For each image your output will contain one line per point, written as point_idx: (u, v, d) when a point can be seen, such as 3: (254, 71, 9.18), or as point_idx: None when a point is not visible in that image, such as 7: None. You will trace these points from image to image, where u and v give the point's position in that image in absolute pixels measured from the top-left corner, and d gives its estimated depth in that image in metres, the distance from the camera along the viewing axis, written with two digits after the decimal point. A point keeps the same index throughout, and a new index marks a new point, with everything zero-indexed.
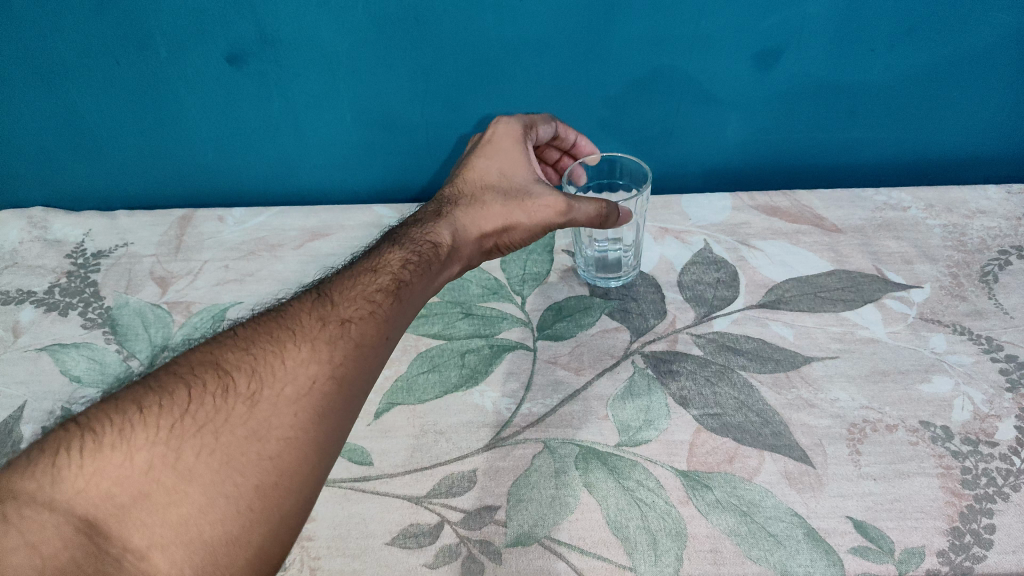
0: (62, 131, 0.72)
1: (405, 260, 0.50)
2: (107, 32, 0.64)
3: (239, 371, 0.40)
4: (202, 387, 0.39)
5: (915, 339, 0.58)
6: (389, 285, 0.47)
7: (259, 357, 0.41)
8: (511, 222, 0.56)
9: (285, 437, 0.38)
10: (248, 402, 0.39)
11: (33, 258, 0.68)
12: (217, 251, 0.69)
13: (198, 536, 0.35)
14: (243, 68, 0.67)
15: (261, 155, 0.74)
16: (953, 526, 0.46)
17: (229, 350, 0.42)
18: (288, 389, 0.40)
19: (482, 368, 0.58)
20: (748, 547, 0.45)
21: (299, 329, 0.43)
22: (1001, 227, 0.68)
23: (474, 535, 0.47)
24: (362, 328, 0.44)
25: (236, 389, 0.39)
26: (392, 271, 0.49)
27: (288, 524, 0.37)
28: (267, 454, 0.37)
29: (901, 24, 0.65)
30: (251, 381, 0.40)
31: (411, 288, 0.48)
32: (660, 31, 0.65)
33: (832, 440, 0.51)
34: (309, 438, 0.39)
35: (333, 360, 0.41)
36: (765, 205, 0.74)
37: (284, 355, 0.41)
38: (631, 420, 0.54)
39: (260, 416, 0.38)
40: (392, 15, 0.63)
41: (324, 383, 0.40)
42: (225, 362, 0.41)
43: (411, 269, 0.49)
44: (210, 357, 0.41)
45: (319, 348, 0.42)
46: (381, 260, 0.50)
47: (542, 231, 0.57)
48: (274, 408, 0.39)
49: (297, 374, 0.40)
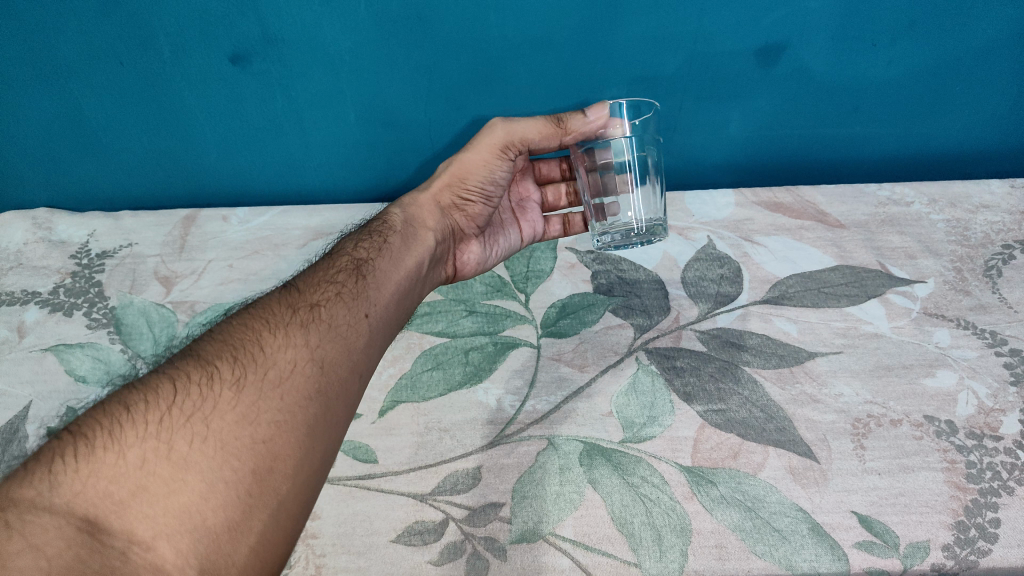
0: (67, 133, 0.72)
1: (359, 241, 0.57)
2: (112, 33, 0.65)
3: (221, 360, 0.42)
4: (187, 378, 0.40)
5: (918, 334, 0.58)
6: (351, 267, 0.53)
7: (238, 346, 0.43)
8: (455, 167, 0.63)
9: (275, 420, 0.40)
10: (234, 387, 0.40)
11: (38, 258, 0.69)
12: (220, 250, 0.69)
13: (202, 523, 0.35)
14: (247, 68, 0.67)
15: (264, 155, 0.74)
16: (958, 520, 0.46)
17: (207, 345, 0.43)
18: (271, 372, 0.42)
19: (485, 366, 0.58)
20: (753, 542, 0.45)
21: (272, 318, 0.45)
22: (1004, 221, 0.68)
23: (479, 532, 0.47)
24: (330, 309, 0.47)
25: (220, 375, 0.41)
26: (350, 251, 0.55)
27: (286, 508, 0.38)
28: (259, 437, 0.39)
29: (901, 19, 0.65)
30: (235, 367, 0.41)
31: (371, 264, 0.54)
32: (661, 29, 0.65)
33: (837, 435, 0.51)
34: (298, 417, 0.40)
35: (309, 343, 0.44)
36: (768, 201, 0.74)
37: (262, 342, 0.43)
38: (636, 416, 0.54)
39: (247, 400, 0.40)
40: (395, 14, 0.64)
41: (304, 366, 0.43)
42: (205, 355, 0.42)
43: (364, 246, 0.56)
44: (188, 352, 0.43)
45: (294, 333, 0.44)
46: (340, 247, 0.56)
47: (489, 157, 0.62)
48: (259, 391, 0.40)
49: (277, 359, 0.42)
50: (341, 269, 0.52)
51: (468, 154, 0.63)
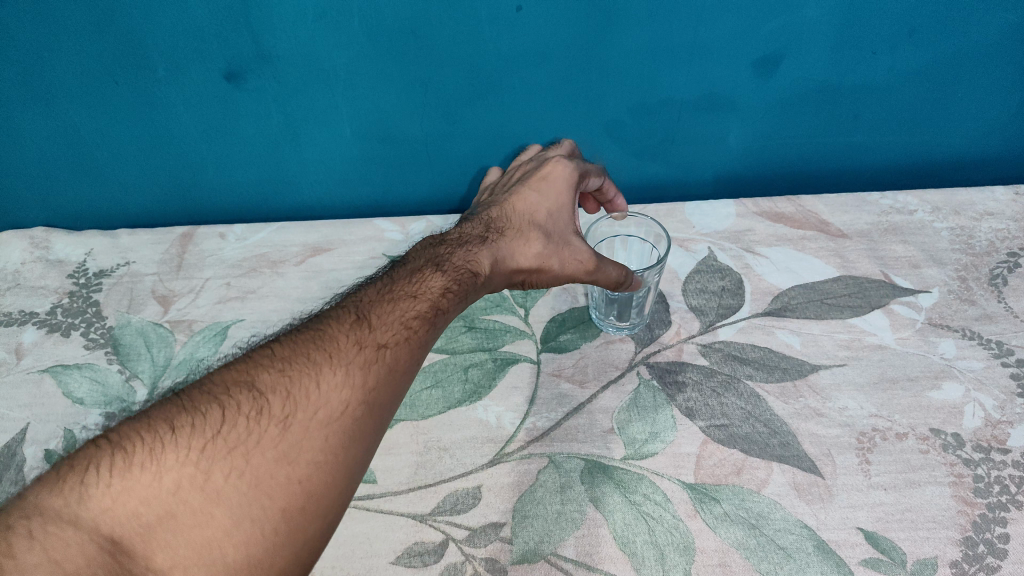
0: (65, 153, 0.72)
1: (444, 288, 0.48)
2: (107, 56, 0.64)
3: (274, 393, 0.39)
4: (236, 409, 0.38)
5: (924, 346, 0.58)
6: (427, 312, 0.46)
7: (294, 378, 0.40)
8: (544, 267, 0.55)
9: (315, 461, 0.37)
10: (281, 424, 0.38)
11: (35, 279, 0.68)
12: (218, 268, 0.69)
13: (222, 559, 0.34)
14: (242, 85, 0.66)
15: (259, 171, 0.74)
16: (966, 536, 0.45)
17: (266, 370, 0.40)
18: (321, 412, 0.39)
19: (485, 383, 0.58)
20: (757, 561, 0.45)
21: (336, 351, 0.41)
22: (1010, 228, 0.68)
23: (480, 553, 0.46)
24: (397, 352, 0.43)
25: (270, 411, 0.38)
26: (431, 298, 0.47)
27: (311, 547, 0.36)
28: (296, 478, 0.36)
29: (901, 28, 0.63)
30: (287, 403, 0.39)
31: (446, 319, 0.47)
32: (657, 40, 0.63)
33: (842, 450, 0.51)
34: (341, 459, 0.38)
35: (366, 384, 0.40)
36: (769, 211, 0.73)
37: (320, 377, 0.40)
38: (638, 433, 0.53)
39: (292, 440, 0.37)
40: (389, 30, 0.62)
41: (356, 408, 0.39)
42: (261, 383, 0.40)
43: (450, 297, 0.48)
44: (245, 377, 0.40)
45: (353, 370, 0.41)
46: (420, 285, 0.48)
47: (569, 281, 0.56)
48: (307, 432, 0.38)
49: (330, 398, 0.39)
50: (415, 311, 0.46)
51: (559, 268, 0.55)
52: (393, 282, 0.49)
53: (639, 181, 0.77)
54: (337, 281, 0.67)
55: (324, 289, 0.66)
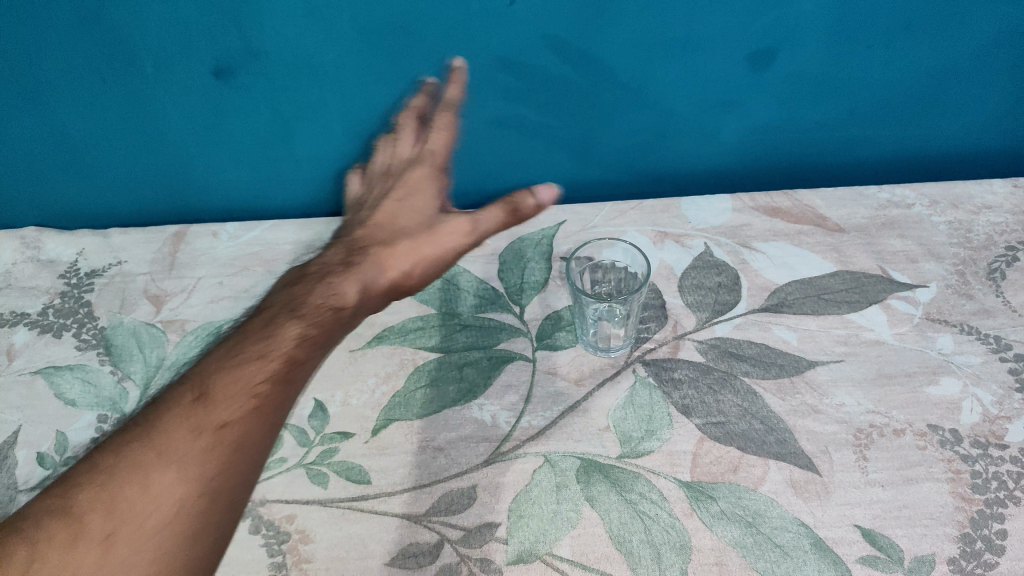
0: (53, 152, 0.71)
1: (273, 372, 0.56)
2: (91, 53, 0.63)
3: (93, 513, 0.45)
4: (51, 538, 0.44)
5: (921, 341, 0.57)
6: (275, 379, 0.56)
7: (124, 482, 0.47)
8: None
9: (152, 566, 0.44)
10: (101, 546, 0.44)
11: (26, 280, 0.68)
12: (210, 267, 0.68)
13: None
14: (229, 83, 0.65)
15: (248, 168, 0.73)
16: (964, 533, 0.46)
17: (85, 486, 0.47)
18: (151, 519, 0.45)
19: (480, 382, 0.57)
20: (753, 559, 0.45)
21: (172, 446, 0.49)
22: (1008, 222, 0.67)
23: (475, 553, 0.46)
24: (236, 432, 0.51)
25: (86, 535, 0.44)
26: (270, 368, 0.56)
27: None
28: (150, 570, 0.44)
29: (897, 21, 0.63)
30: (107, 521, 0.45)
31: (291, 398, 0.56)
32: (651, 33, 0.63)
33: (839, 447, 0.51)
34: (179, 558, 0.45)
35: (202, 478, 0.48)
36: (765, 205, 0.72)
37: (152, 478, 0.47)
38: (634, 430, 0.53)
39: (114, 560, 0.44)
40: (379, 23, 0.61)
41: (193, 503, 0.47)
42: (77, 507, 0.46)
43: (284, 391, 0.56)
44: (64, 501, 0.46)
45: (183, 464, 0.48)
46: (273, 345, 0.59)
47: None
48: (133, 548, 0.44)
49: (166, 496, 0.46)
50: (256, 395, 0.54)
51: None
52: (240, 347, 0.58)
53: (633, 178, 0.76)
54: (331, 280, 0.66)
55: (317, 288, 0.66)
